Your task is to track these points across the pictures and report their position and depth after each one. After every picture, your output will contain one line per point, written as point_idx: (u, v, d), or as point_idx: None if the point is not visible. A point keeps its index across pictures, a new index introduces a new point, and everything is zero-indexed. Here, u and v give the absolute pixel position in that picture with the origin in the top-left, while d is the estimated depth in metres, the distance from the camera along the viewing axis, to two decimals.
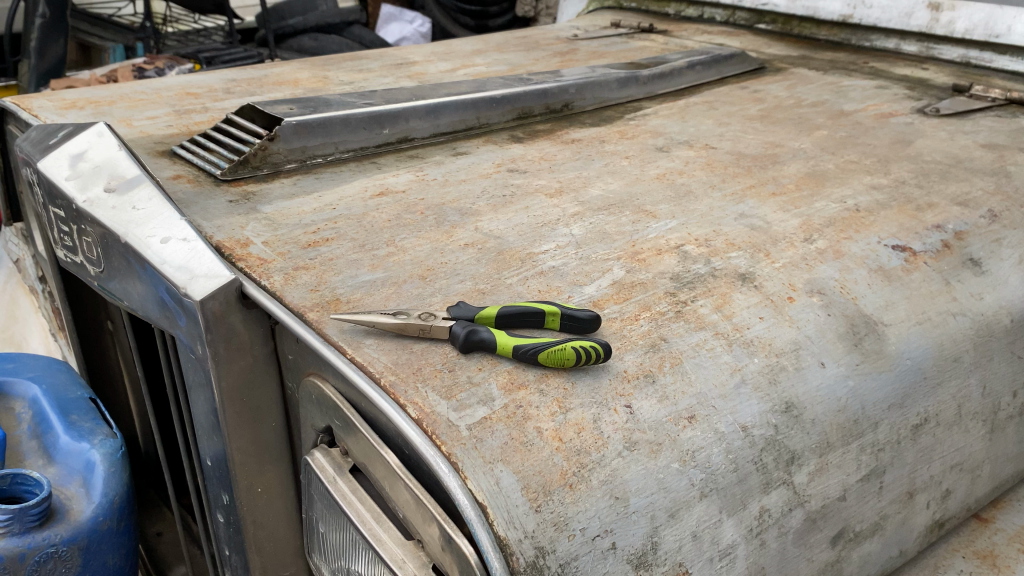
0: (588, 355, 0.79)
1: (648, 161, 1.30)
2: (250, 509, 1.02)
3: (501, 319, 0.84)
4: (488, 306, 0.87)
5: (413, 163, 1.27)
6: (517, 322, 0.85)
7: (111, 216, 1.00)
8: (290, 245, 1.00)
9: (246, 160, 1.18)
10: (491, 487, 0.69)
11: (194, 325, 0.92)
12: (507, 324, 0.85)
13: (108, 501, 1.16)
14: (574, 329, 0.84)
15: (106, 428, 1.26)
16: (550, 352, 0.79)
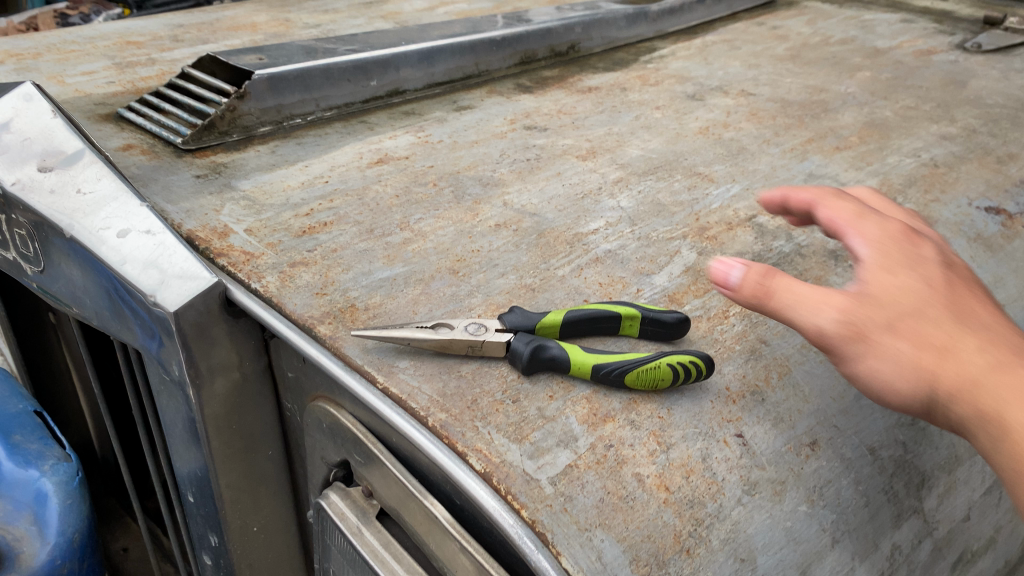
0: (686, 373, 0.62)
1: (683, 112, 1.12)
2: (245, 553, 0.85)
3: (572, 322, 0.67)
4: (550, 309, 0.70)
5: (410, 121, 1.07)
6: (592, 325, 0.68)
7: (49, 202, 0.79)
8: (280, 234, 0.80)
9: (211, 124, 0.97)
10: (593, 565, 0.52)
11: (168, 343, 0.73)
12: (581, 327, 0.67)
13: (67, 540, 0.98)
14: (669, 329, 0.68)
15: (58, 449, 1.05)
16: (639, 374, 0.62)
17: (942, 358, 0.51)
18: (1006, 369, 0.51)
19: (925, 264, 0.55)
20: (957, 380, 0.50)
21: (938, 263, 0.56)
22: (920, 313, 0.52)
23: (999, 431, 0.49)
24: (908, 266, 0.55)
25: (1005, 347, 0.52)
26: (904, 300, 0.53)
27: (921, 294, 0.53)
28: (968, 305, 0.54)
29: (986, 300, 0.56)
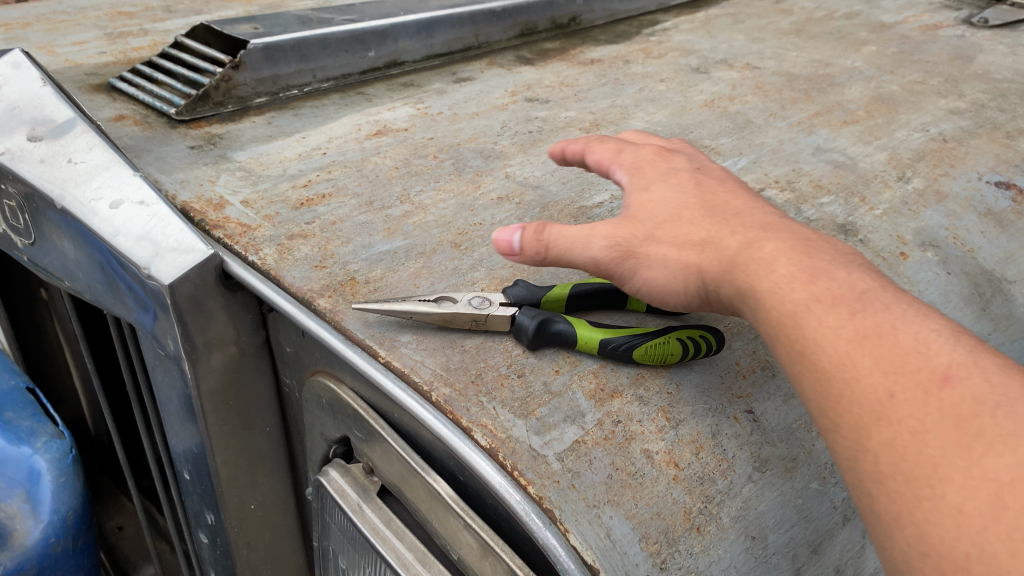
0: (695, 348, 0.61)
1: (688, 85, 1.10)
2: (242, 532, 0.84)
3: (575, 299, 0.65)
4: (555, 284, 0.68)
5: (409, 93, 1.05)
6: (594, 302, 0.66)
7: (39, 172, 0.76)
8: (278, 206, 0.78)
9: (205, 94, 0.94)
10: (602, 542, 0.51)
11: (162, 316, 0.71)
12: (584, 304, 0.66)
13: (61, 518, 0.96)
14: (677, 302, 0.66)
15: (51, 427, 1.03)
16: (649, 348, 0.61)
17: (702, 251, 0.57)
18: (756, 244, 0.56)
19: (682, 182, 0.64)
20: (709, 262, 0.57)
21: (703, 183, 0.64)
22: (671, 222, 0.60)
23: (752, 297, 0.54)
24: (663, 183, 0.64)
25: (757, 231, 0.58)
26: (659, 215, 0.61)
27: (676, 208, 0.61)
28: (728, 209, 0.61)
29: (756, 205, 0.62)
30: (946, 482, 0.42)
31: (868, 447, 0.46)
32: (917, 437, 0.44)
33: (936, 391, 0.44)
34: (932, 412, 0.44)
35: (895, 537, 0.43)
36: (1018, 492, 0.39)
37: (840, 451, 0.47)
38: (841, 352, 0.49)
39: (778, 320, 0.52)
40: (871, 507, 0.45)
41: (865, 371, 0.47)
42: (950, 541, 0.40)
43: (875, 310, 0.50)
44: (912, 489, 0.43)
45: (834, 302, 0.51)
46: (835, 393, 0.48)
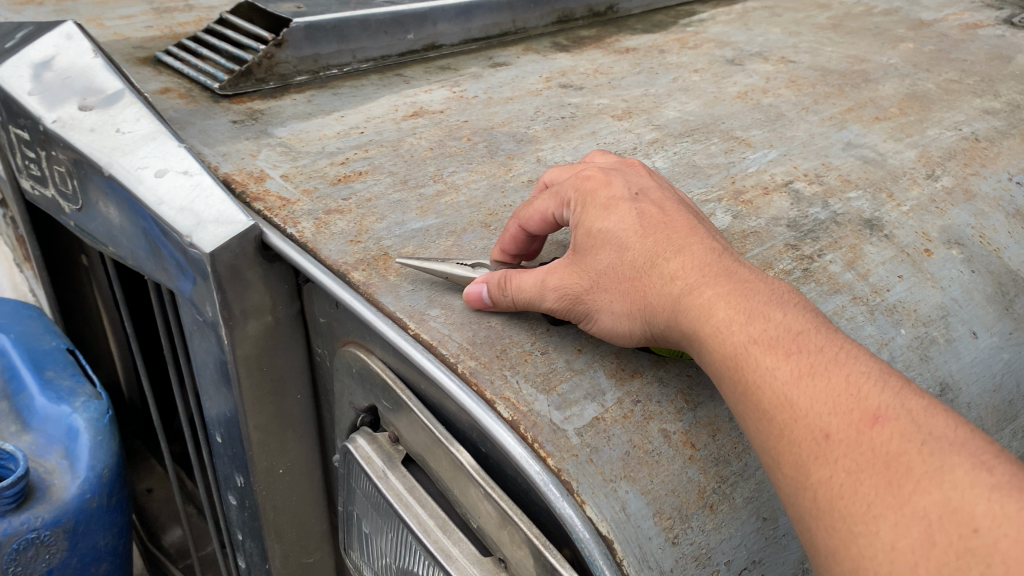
0: None
1: (722, 76, 1.11)
2: (269, 495, 0.87)
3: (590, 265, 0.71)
4: None
5: (445, 76, 1.07)
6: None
7: (90, 141, 0.80)
8: (316, 181, 0.81)
9: (248, 70, 0.97)
10: (617, 515, 0.53)
11: (202, 284, 0.74)
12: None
13: (96, 475, 0.99)
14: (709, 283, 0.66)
15: (89, 386, 1.08)
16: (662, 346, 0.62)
17: (648, 298, 0.60)
18: (697, 287, 0.59)
19: (625, 213, 0.64)
20: (652, 313, 0.59)
21: (643, 209, 0.65)
22: (615, 266, 0.62)
23: (696, 344, 0.57)
24: (607, 217, 0.65)
25: (699, 271, 0.60)
26: (604, 259, 0.62)
27: (617, 249, 0.62)
28: (670, 240, 0.63)
29: (694, 232, 0.64)
30: (881, 518, 0.48)
31: (808, 484, 0.51)
32: (856, 478, 0.49)
33: (867, 431, 0.50)
34: (864, 454, 0.50)
35: (830, 566, 0.49)
36: (945, 528, 0.46)
37: (781, 484, 0.53)
38: (781, 398, 0.53)
39: (720, 371, 0.56)
40: (808, 539, 0.51)
41: (804, 413, 0.53)
42: (884, 574, 0.47)
43: (809, 357, 0.55)
44: (846, 524, 0.49)
45: (772, 346, 0.55)
46: (775, 433, 0.53)
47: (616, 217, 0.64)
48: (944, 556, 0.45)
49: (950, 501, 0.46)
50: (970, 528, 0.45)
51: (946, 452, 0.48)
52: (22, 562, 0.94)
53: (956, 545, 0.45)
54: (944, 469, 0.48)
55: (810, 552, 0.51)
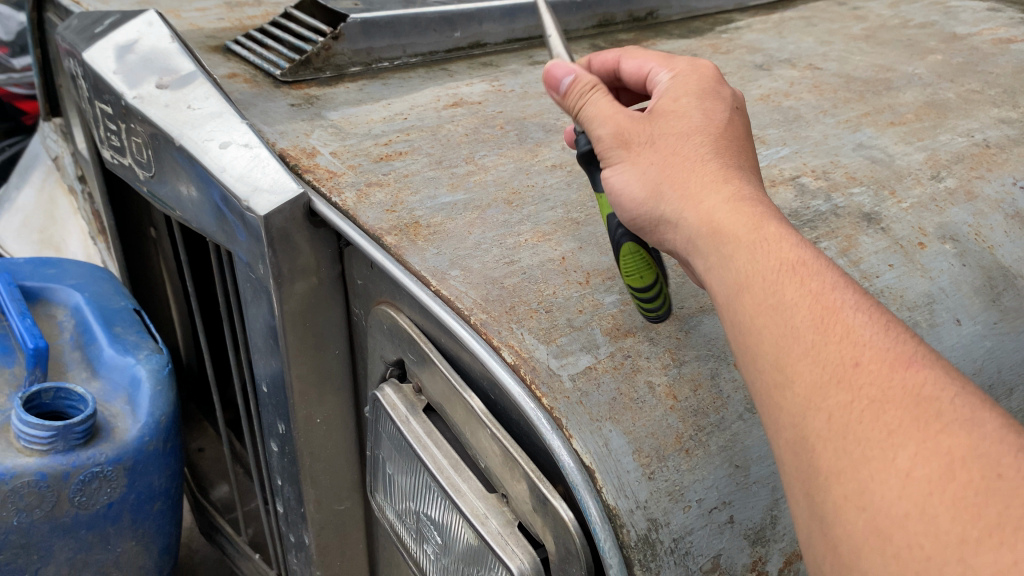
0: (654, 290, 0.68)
1: (747, 79, 1.18)
2: (307, 441, 0.96)
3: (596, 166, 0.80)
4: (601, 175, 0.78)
5: (487, 71, 1.15)
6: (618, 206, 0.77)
7: (164, 115, 0.90)
8: (361, 158, 0.90)
9: (307, 60, 1.07)
10: (599, 449, 0.60)
11: (256, 243, 0.84)
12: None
13: (154, 420, 1.10)
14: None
15: (151, 342, 1.20)
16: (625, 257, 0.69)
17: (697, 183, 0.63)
18: (746, 205, 0.61)
19: (713, 115, 0.69)
20: (674, 190, 0.64)
21: (732, 120, 0.69)
22: (677, 140, 0.67)
23: (733, 253, 0.59)
24: (694, 104, 0.69)
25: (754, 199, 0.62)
26: (671, 129, 0.68)
27: (684, 132, 0.67)
28: (738, 157, 0.66)
29: (757, 173, 0.67)
30: (899, 447, 0.47)
31: (823, 404, 0.51)
32: (879, 406, 0.49)
33: (900, 369, 0.50)
34: (892, 387, 0.49)
35: (833, 487, 0.49)
36: (967, 467, 0.45)
37: (789, 404, 0.52)
38: (810, 320, 0.54)
39: (749, 282, 0.57)
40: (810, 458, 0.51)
41: (836, 341, 0.52)
42: (890, 499, 0.46)
43: (841, 292, 0.55)
44: (859, 450, 0.48)
45: (814, 274, 0.56)
46: (800, 352, 0.53)
47: (703, 111, 0.69)
48: (965, 493, 0.44)
49: (976, 446, 0.46)
50: (994, 473, 0.45)
51: (976, 407, 0.48)
52: (87, 493, 1.06)
53: (977, 483, 0.44)
54: (975, 421, 0.47)
55: (806, 472, 0.51)
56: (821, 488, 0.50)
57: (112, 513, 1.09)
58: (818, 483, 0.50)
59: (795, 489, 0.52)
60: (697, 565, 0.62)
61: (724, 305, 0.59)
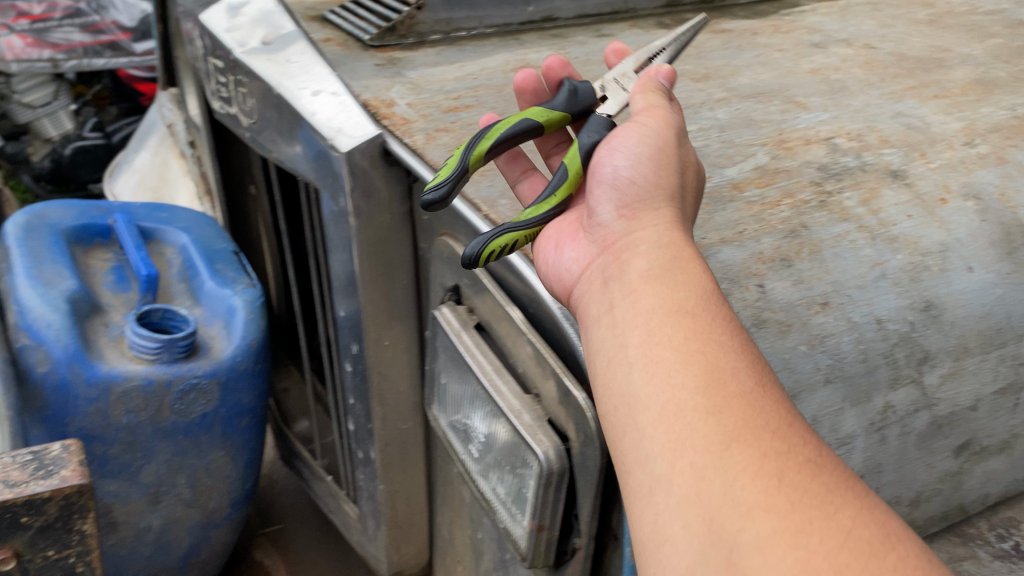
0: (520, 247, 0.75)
1: (801, 55, 1.25)
2: (377, 361, 1.10)
3: (522, 122, 0.81)
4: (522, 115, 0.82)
5: (556, 42, 1.26)
6: (486, 159, 0.80)
7: (267, 68, 1.04)
8: (433, 109, 1.01)
9: (393, 27, 1.19)
10: None
11: (337, 179, 0.98)
12: (502, 130, 0.80)
13: (246, 344, 1.24)
14: (571, 237, 0.73)
15: (247, 278, 1.33)
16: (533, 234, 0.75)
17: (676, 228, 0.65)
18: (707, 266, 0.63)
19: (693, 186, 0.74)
20: (665, 214, 0.67)
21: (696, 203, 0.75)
22: (684, 184, 0.71)
23: (693, 290, 0.59)
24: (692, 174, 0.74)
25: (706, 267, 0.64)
26: (682, 173, 0.71)
27: (691, 184, 0.72)
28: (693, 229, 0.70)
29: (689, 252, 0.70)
30: (838, 506, 0.48)
31: (753, 443, 0.50)
32: (815, 467, 0.49)
33: (819, 443, 0.52)
34: (815, 453, 0.51)
35: (753, 522, 0.47)
36: (898, 544, 0.46)
37: (710, 432, 0.51)
38: (743, 366, 0.54)
39: (688, 316, 0.57)
40: (721, 491, 0.49)
41: (766, 395, 0.53)
42: (827, 549, 0.46)
43: (760, 355, 0.57)
44: (791, 494, 0.48)
45: (745, 336, 0.57)
46: (732, 390, 0.53)
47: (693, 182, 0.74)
48: (904, 564, 0.45)
49: (899, 527, 0.48)
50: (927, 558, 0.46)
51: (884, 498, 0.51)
52: (185, 402, 1.21)
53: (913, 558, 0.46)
54: (891, 511, 0.49)
55: (714, 503, 0.49)
56: (734, 521, 0.48)
57: (206, 423, 1.24)
58: (729, 516, 0.48)
59: (684, 516, 0.50)
60: None
61: (649, 322, 0.58)
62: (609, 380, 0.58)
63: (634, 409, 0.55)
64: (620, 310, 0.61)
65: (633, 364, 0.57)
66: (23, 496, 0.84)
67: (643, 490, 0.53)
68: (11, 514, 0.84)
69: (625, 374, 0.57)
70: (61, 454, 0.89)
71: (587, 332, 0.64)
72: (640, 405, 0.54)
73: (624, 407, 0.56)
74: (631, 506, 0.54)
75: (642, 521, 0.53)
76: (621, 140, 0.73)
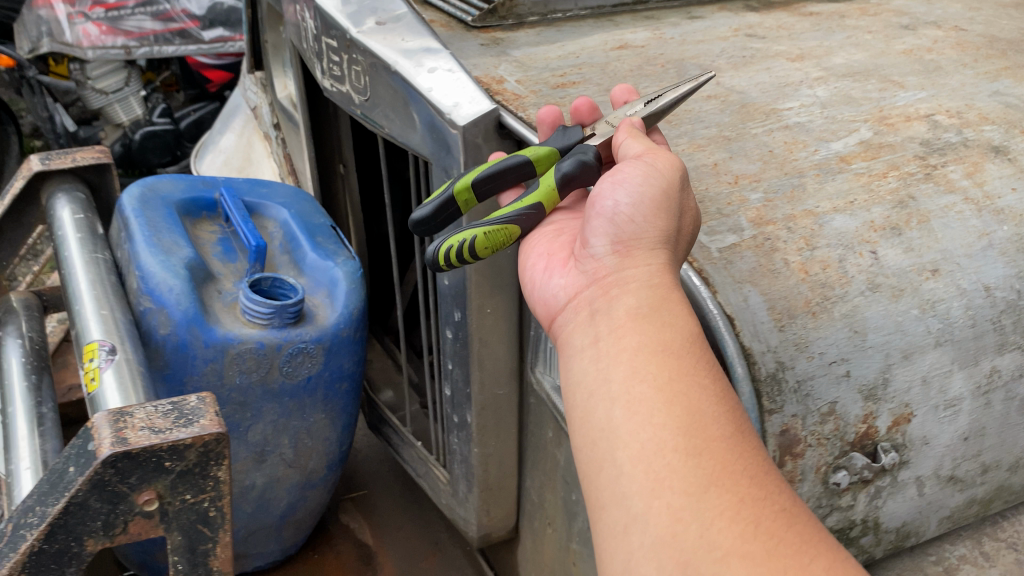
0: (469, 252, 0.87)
1: (892, 37, 1.27)
2: (479, 329, 1.15)
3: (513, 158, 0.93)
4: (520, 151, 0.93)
5: (649, 23, 1.29)
6: (483, 192, 0.94)
7: (383, 46, 1.09)
8: (541, 85, 1.06)
9: (494, 9, 1.24)
10: (739, 303, 0.74)
11: (450, 154, 1.03)
12: (492, 166, 0.94)
13: (348, 312, 1.31)
14: (561, 266, 0.80)
15: (346, 251, 1.40)
16: (489, 234, 0.87)
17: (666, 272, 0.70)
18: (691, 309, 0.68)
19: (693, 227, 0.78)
20: (658, 257, 0.71)
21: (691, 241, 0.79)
22: (683, 225, 0.75)
23: (677, 334, 0.64)
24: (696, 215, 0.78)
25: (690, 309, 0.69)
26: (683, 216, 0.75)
27: (690, 226, 0.76)
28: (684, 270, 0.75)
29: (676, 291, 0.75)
30: (808, 556, 0.54)
31: (731, 490, 0.56)
32: (787, 515, 0.56)
33: (786, 490, 0.58)
34: (781, 501, 0.57)
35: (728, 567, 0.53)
36: None
37: (690, 474, 0.57)
38: (719, 411, 0.60)
39: (671, 359, 0.62)
40: (698, 534, 0.54)
41: (738, 441, 0.59)
42: None
43: (736, 400, 0.63)
44: (764, 542, 0.54)
45: (721, 382, 0.63)
46: (708, 435, 0.58)
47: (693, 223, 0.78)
48: None
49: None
50: None
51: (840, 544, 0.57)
52: (293, 365, 1.27)
53: None
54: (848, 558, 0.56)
55: (689, 544, 0.54)
56: (708, 565, 0.53)
57: (310, 386, 1.31)
58: (704, 560, 0.54)
59: (659, 556, 0.55)
60: (816, 406, 0.75)
61: (633, 360, 0.63)
62: (587, 413, 0.63)
63: (613, 443, 0.61)
64: (604, 344, 0.66)
65: (614, 400, 0.62)
66: (168, 442, 0.90)
67: (618, 525, 0.58)
68: (156, 458, 0.91)
69: (606, 408, 0.62)
70: (198, 405, 0.96)
71: (568, 361, 0.69)
72: (621, 442, 0.60)
73: (603, 440, 0.61)
74: (606, 540, 0.59)
75: (616, 554, 0.58)
76: (622, 176, 0.76)
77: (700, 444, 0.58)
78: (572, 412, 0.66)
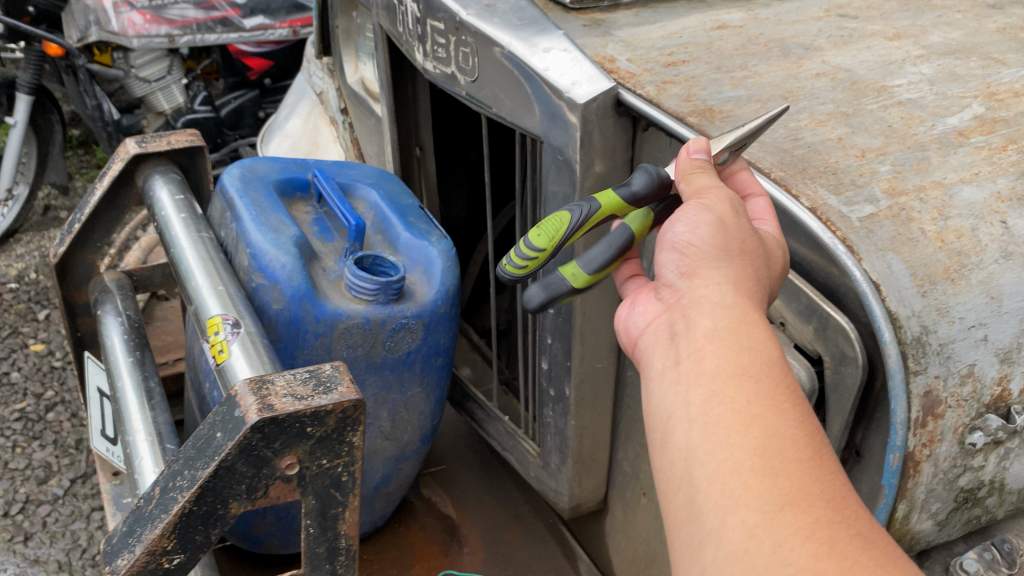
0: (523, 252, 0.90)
1: (983, 16, 1.29)
2: (583, 303, 1.19)
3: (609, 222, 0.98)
4: None
5: (741, 4, 1.31)
6: None
7: (495, 28, 1.12)
8: (652, 64, 1.09)
9: None
10: (884, 269, 0.77)
11: (566, 131, 1.06)
12: None
13: (446, 289, 1.34)
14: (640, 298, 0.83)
15: (438, 231, 1.43)
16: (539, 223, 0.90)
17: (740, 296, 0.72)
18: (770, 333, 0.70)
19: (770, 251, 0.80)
20: (732, 282, 0.74)
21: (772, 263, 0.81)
22: (753, 250, 0.77)
23: (754, 358, 0.67)
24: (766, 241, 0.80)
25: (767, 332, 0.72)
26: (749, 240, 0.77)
27: (760, 250, 0.78)
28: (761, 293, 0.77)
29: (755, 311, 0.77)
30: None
31: (806, 511, 0.60)
32: (859, 539, 0.60)
33: (859, 512, 0.62)
34: (854, 522, 0.61)
35: None
36: None
37: (766, 495, 0.61)
38: (797, 434, 0.64)
39: (749, 382, 0.66)
40: (772, 551, 0.59)
41: (814, 464, 0.62)
42: None
43: (816, 423, 0.66)
44: (835, 562, 0.58)
45: (798, 405, 0.66)
46: (782, 457, 0.62)
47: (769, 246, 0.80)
48: None
49: None
50: None
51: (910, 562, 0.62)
52: (395, 339, 1.31)
53: None
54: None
55: (763, 560, 0.59)
56: None
57: (410, 360, 1.35)
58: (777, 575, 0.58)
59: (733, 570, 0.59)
60: (957, 368, 0.78)
61: (713, 384, 0.67)
62: (666, 433, 0.67)
63: (691, 462, 0.65)
64: (684, 367, 0.69)
65: (693, 421, 0.66)
66: (311, 407, 0.94)
67: (695, 539, 0.63)
68: (300, 423, 0.95)
69: (685, 429, 0.66)
70: (334, 373, 1.00)
71: (648, 380, 0.72)
72: (698, 461, 0.64)
73: (680, 460, 0.65)
74: (679, 552, 0.64)
75: (690, 566, 0.62)
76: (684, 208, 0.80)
77: (777, 467, 0.62)
78: (650, 430, 0.69)
